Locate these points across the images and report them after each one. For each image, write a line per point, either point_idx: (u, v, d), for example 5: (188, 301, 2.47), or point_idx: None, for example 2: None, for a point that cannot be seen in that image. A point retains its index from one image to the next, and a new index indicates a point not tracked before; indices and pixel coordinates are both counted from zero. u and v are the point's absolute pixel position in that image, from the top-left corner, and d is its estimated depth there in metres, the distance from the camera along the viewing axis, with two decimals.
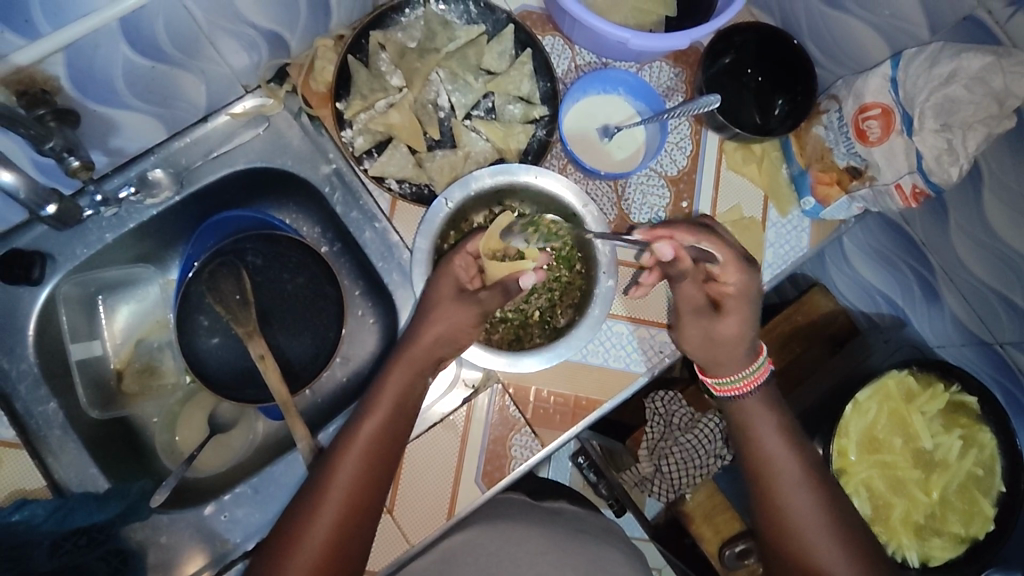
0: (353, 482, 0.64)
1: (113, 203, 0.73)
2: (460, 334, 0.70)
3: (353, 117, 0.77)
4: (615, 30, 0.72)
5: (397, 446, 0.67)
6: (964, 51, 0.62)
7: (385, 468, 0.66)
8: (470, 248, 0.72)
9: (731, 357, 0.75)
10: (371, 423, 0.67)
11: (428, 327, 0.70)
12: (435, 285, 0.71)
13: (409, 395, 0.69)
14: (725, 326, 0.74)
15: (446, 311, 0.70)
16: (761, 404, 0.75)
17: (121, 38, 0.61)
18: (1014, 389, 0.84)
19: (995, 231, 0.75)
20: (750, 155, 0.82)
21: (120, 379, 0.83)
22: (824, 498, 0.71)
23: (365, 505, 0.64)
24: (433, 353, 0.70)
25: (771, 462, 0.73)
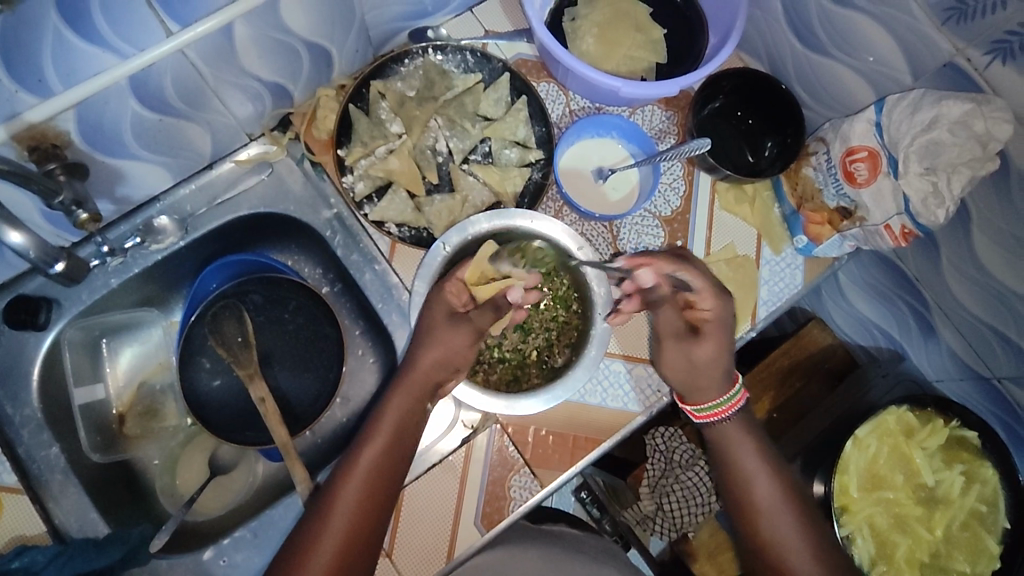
0: (352, 514, 0.64)
1: (119, 253, 0.76)
2: (456, 355, 0.71)
3: (353, 163, 0.79)
4: (607, 79, 0.75)
5: (397, 475, 0.67)
6: (944, 99, 0.64)
7: (385, 499, 0.66)
8: (462, 275, 0.72)
9: (707, 385, 0.76)
10: (371, 452, 0.67)
11: (424, 352, 0.70)
12: (428, 311, 0.72)
13: (408, 422, 0.69)
14: (699, 348, 0.74)
15: (441, 336, 0.71)
16: (735, 429, 0.76)
17: (130, 95, 0.63)
18: (1011, 421, 0.85)
19: (988, 268, 0.75)
20: (742, 195, 0.84)
21: (121, 422, 0.84)
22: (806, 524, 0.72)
23: (365, 538, 0.65)
24: (432, 378, 0.70)
25: (756, 488, 0.73)
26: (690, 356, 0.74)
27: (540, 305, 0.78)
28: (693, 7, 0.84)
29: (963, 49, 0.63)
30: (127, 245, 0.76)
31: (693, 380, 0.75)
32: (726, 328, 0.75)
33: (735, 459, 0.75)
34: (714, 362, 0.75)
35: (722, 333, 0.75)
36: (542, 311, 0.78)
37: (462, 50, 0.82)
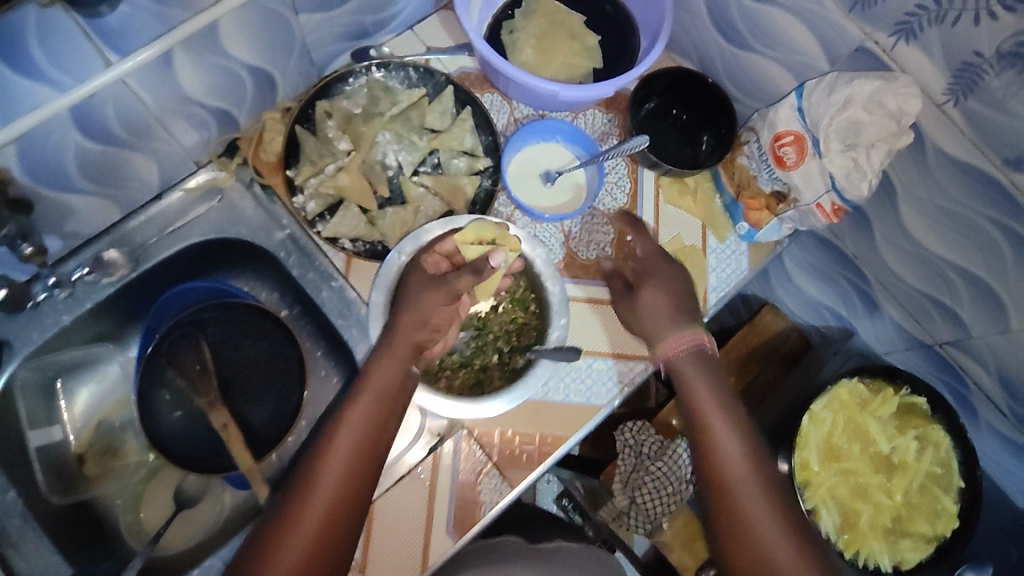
0: (342, 473, 0.60)
1: (67, 284, 0.76)
2: (434, 315, 0.71)
3: (303, 182, 0.80)
4: (545, 84, 0.77)
5: (385, 434, 0.64)
6: (855, 79, 0.67)
7: (374, 459, 0.63)
8: (441, 247, 0.75)
9: (657, 330, 0.74)
10: (356, 410, 0.64)
11: (403, 310, 0.70)
12: (408, 278, 0.73)
13: (393, 381, 0.67)
14: (666, 333, 0.73)
15: (418, 295, 0.71)
16: (708, 402, 0.68)
17: (72, 126, 0.63)
18: (957, 384, 0.90)
19: (917, 239, 0.79)
20: (684, 188, 0.87)
21: (81, 462, 0.82)
22: (782, 519, 0.61)
23: (355, 499, 0.60)
24: (415, 337, 0.69)
25: (728, 480, 0.63)
26: (664, 345, 0.73)
27: (498, 307, 0.79)
28: (623, 13, 0.89)
29: (871, 33, 0.67)
30: (74, 277, 0.76)
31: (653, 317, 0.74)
32: (664, 332, 0.73)
33: (687, 381, 0.70)
34: (684, 350, 0.71)
35: (679, 332, 0.73)
36: (500, 312, 0.79)
37: (405, 67, 0.84)
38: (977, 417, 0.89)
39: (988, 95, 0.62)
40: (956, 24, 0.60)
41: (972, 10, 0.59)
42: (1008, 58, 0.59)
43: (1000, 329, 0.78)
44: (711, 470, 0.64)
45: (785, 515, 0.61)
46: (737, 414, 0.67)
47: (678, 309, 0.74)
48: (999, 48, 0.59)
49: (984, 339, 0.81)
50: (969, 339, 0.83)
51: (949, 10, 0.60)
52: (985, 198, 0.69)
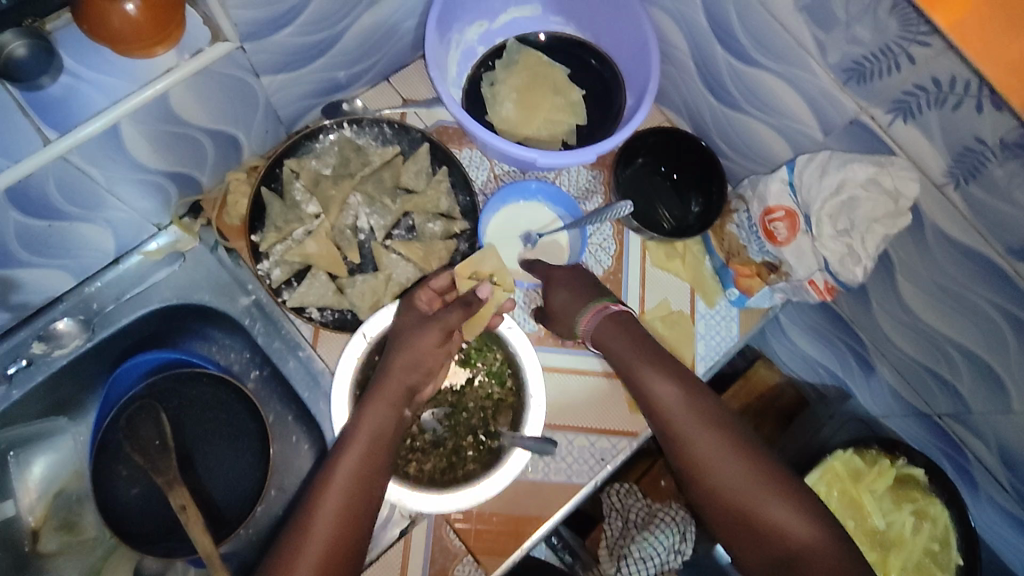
0: (334, 522, 0.60)
1: (3, 380, 0.72)
2: (427, 358, 0.67)
3: (268, 248, 0.76)
4: (521, 150, 0.73)
5: (378, 482, 0.63)
6: (849, 162, 0.64)
7: (369, 504, 0.62)
8: (435, 284, 0.72)
9: (575, 304, 0.72)
10: (349, 458, 0.62)
11: (394, 355, 0.66)
12: (400, 318, 0.69)
13: (385, 428, 0.64)
14: (618, 348, 0.69)
15: (409, 338, 0.67)
16: (653, 369, 0.67)
17: (9, 206, 0.59)
18: (957, 457, 0.85)
19: (915, 313, 0.75)
20: (672, 251, 0.83)
21: (35, 539, 0.78)
22: (781, 490, 0.62)
23: (350, 549, 0.60)
24: (405, 382, 0.66)
25: (722, 477, 0.62)
26: (624, 359, 0.69)
27: (474, 380, 0.75)
28: (609, 66, 0.85)
29: (866, 107, 0.63)
30: (10, 371, 0.72)
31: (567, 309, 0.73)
32: (627, 356, 0.68)
33: (643, 386, 0.67)
34: (638, 357, 0.68)
35: (629, 339, 0.69)
36: (476, 387, 0.75)
37: (378, 123, 0.80)
38: (977, 490, 0.85)
39: (991, 182, 0.58)
40: (957, 109, 0.56)
41: (974, 97, 0.54)
42: (1012, 149, 0.55)
43: (1002, 409, 0.74)
44: (699, 470, 0.63)
45: (785, 487, 0.62)
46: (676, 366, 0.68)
47: (591, 305, 0.72)
48: (1003, 137, 0.55)
49: (985, 417, 0.77)
50: (969, 415, 0.79)
51: (949, 94, 0.56)
52: (988, 281, 0.65)
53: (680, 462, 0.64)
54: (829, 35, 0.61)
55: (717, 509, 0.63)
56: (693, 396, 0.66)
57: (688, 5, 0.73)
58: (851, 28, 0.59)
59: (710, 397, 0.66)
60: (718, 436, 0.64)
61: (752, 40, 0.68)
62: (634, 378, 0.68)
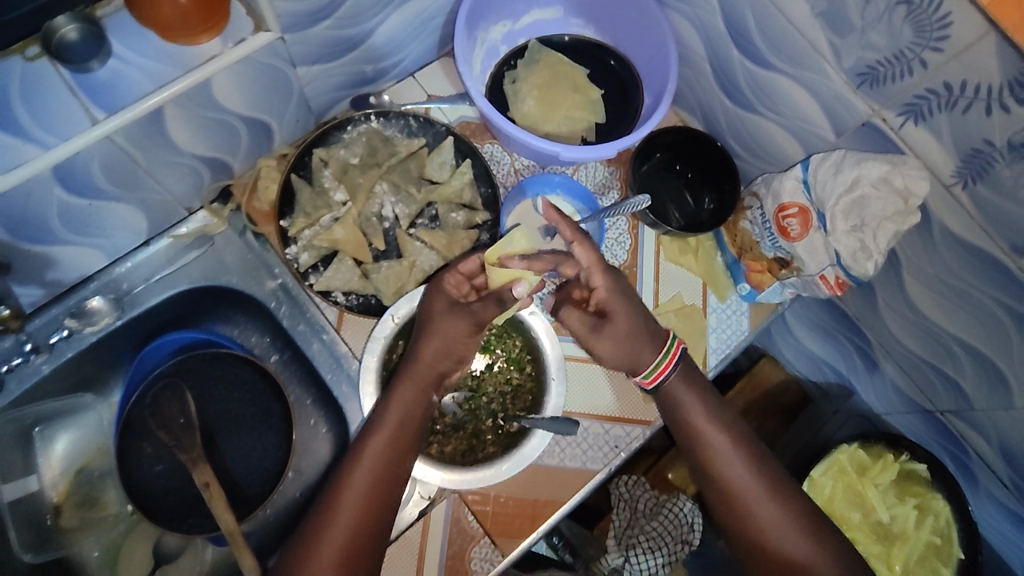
0: (361, 502, 0.62)
1: (45, 348, 0.74)
2: (456, 347, 0.69)
3: (297, 233, 0.78)
4: (546, 144, 0.76)
5: (403, 465, 0.65)
6: (864, 160, 0.67)
7: (393, 486, 0.64)
8: (464, 267, 0.72)
9: (632, 358, 0.70)
10: (378, 440, 0.65)
11: (425, 343, 0.68)
12: (430, 304, 0.71)
13: (412, 413, 0.67)
14: (677, 397, 0.71)
15: (440, 325, 0.69)
16: (684, 390, 0.71)
17: (55, 183, 0.60)
18: (957, 452, 0.88)
19: (922, 311, 0.78)
20: (685, 246, 0.86)
21: (57, 515, 0.79)
22: (812, 533, 0.66)
23: (375, 530, 0.62)
24: (435, 369, 0.68)
25: (761, 520, 0.66)
26: (680, 404, 0.71)
27: (493, 367, 0.78)
28: (627, 67, 0.88)
29: (878, 110, 0.66)
30: (52, 341, 0.74)
31: (618, 357, 0.70)
32: (680, 397, 0.70)
33: (680, 407, 0.71)
34: (693, 405, 0.70)
35: (686, 393, 0.71)
36: (495, 372, 0.77)
37: (404, 116, 0.83)
38: (978, 486, 0.88)
39: (998, 182, 0.61)
40: (967, 111, 0.59)
41: (984, 100, 0.57)
42: (1019, 150, 0.58)
43: (1004, 405, 0.76)
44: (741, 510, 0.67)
45: (815, 531, 0.66)
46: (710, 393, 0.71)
47: (664, 353, 0.70)
48: (1011, 138, 0.58)
49: (987, 413, 0.79)
50: (971, 411, 0.81)
51: (960, 97, 0.59)
52: (991, 278, 0.68)
53: (723, 501, 0.68)
54: (844, 40, 0.64)
55: (749, 549, 0.67)
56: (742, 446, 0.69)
57: (706, 10, 0.76)
58: (867, 34, 0.62)
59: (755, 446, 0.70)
60: (761, 480, 0.68)
61: (769, 44, 0.71)
62: (684, 421, 0.70)
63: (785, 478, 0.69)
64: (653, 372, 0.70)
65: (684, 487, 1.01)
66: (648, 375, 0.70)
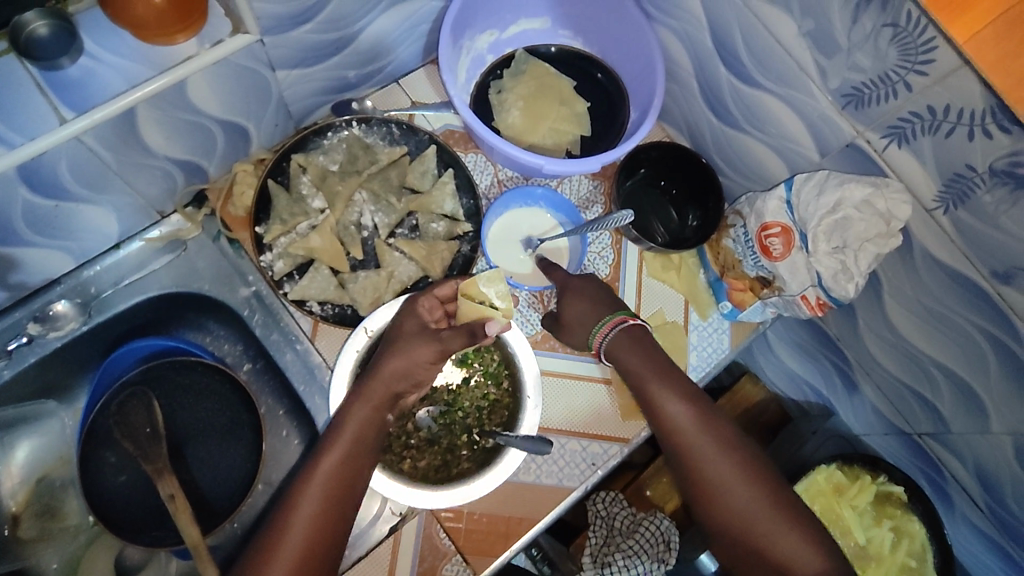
0: (309, 526, 0.60)
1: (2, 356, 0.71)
2: (417, 369, 0.65)
3: (273, 240, 0.76)
4: (528, 157, 0.75)
5: (355, 485, 0.63)
6: (847, 182, 0.66)
7: (345, 508, 0.62)
8: (439, 292, 0.71)
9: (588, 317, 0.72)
10: (329, 461, 0.62)
11: (386, 360, 0.65)
12: (399, 324, 0.68)
13: (367, 433, 0.64)
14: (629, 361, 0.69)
15: (405, 345, 0.66)
16: (629, 344, 0.70)
17: (19, 184, 0.59)
18: (934, 475, 0.88)
19: (901, 333, 0.77)
20: (668, 263, 0.86)
21: (15, 525, 0.77)
22: (769, 495, 0.64)
23: (323, 554, 0.60)
24: (393, 389, 0.65)
25: (718, 480, 0.64)
26: (619, 357, 0.70)
27: (471, 381, 0.76)
28: (615, 82, 0.88)
29: (862, 131, 0.66)
30: (9, 347, 0.71)
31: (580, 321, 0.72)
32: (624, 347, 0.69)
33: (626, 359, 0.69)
34: (642, 368, 0.68)
35: (629, 345, 0.70)
36: (472, 387, 0.76)
37: (387, 123, 0.81)
38: (954, 509, 0.88)
39: (980, 209, 0.60)
40: (950, 136, 0.59)
41: (967, 125, 0.57)
42: (1001, 176, 0.57)
43: (981, 430, 0.76)
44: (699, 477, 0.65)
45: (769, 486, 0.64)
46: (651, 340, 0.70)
47: (603, 322, 0.71)
48: (992, 164, 0.57)
49: (964, 437, 0.79)
50: (948, 434, 0.81)
51: (943, 122, 0.59)
52: (971, 304, 0.67)
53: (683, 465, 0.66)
54: (830, 60, 0.63)
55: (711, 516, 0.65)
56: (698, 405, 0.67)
57: (693, 25, 0.75)
58: (852, 55, 0.61)
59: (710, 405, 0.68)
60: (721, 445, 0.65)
61: (755, 62, 0.70)
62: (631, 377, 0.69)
63: (740, 437, 0.67)
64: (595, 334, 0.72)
65: (663, 504, 1.00)
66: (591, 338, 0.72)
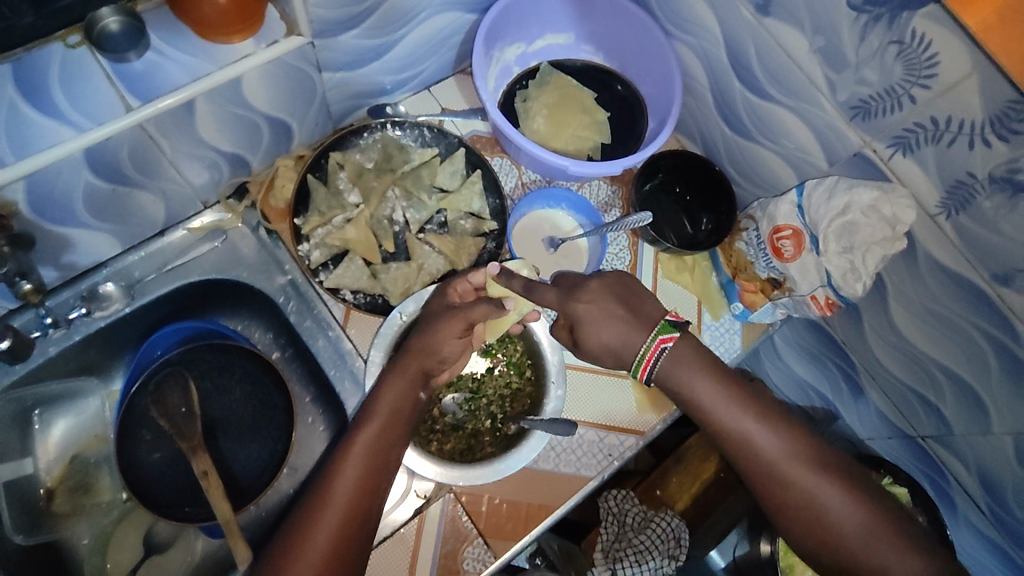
0: (353, 489, 0.62)
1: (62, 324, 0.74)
2: (444, 346, 0.70)
3: (310, 231, 0.80)
4: (555, 158, 0.80)
5: (393, 453, 0.66)
6: (855, 186, 0.71)
7: (383, 475, 0.64)
8: (472, 276, 0.75)
9: (624, 341, 0.67)
10: (370, 430, 0.65)
11: (418, 335, 0.71)
12: (430, 305, 0.75)
13: (402, 405, 0.68)
14: (685, 382, 0.67)
15: (434, 322, 0.71)
16: (678, 361, 0.68)
17: (84, 166, 0.63)
18: (937, 478, 0.91)
19: (905, 336, 0.81)
20: (682, 265, 0.90)
21: (50, 499, 0.80)
22: (855, 494, 0.64)
23: (365, 515, 0.62)
24: (424, 365, 0.70)
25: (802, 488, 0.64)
26: (671, 376, 0.68)
27: (495, 370, 0.80)
28: (634, 95, 0.93)
29: (869, 141, 0.70)
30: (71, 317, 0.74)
31: (615, 340, 0.68)
32: (676, 365, 0.68)
33: (680, 378, 0.67)
34: (697, 384, 0.67)
35: (680, 362, 0.68)
36: (496, 376, 0.80)
37: (419, 126, 0.85)
38: (956, 512, 0.91)
39: (980, 214, 0.65)
40: (951, 145, 0.63)
41: (967, 135, 0.62)
42: (999, 182, 0.62)
43: (981, 431, 0.79)
44: (771, 479, 0.65)
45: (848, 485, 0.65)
46: (701, 352, 0.69)
47: (648, 347, 0.67)
48: (991, 172, 0.62)
49: (965, 438, 0.82)
50: (951, 436, 0.84)
51: (945, 132, 0.63)
52: (973, 306, 0.71)
53: (762, 483, 0.66)
54: (840, 75, 0.68)
55: (793, 517, 0.65)
56: (766, 417, 0.67)
57: (710, 41, 0.80)
58: (861, 70, 0.66)
59: (781, 415, 0.68)
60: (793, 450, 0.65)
61: (769, 76, 0.75)
62: (687, 395, 0.68)
63: (811, 441, 0.67)
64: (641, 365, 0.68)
65: (672, 504, 1.01)
66: (637, 370, 0.68)
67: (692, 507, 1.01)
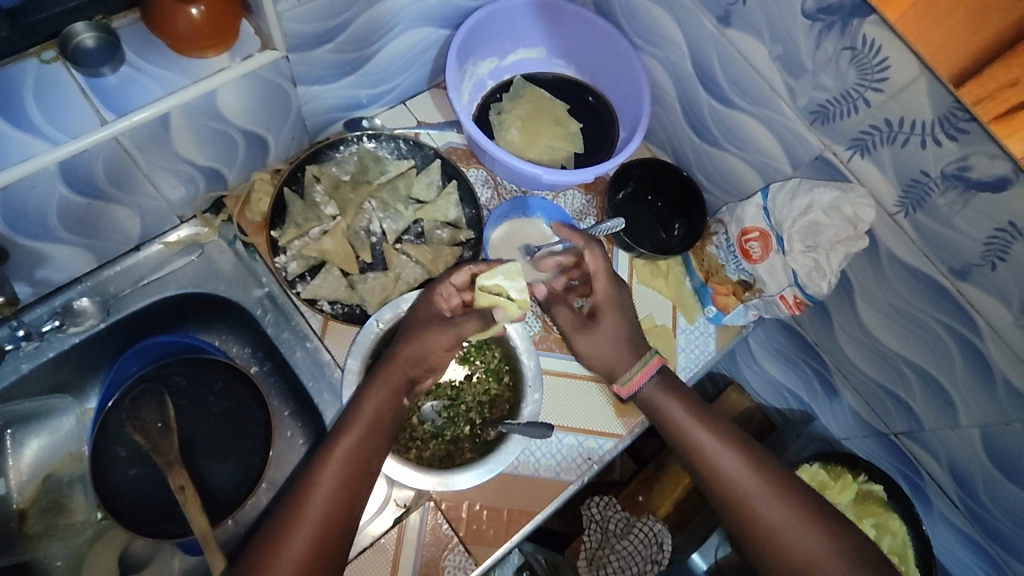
0: (330, 500, 0.62)
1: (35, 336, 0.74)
2: (432, 355, 0.70)
3: (287, 243, 0.81)
4: (528, 166, 0.82)
5: (374, 460, 0.66)
6: (816, 187, 0.73)
7: (362, 483, 0.64)
8: (455, 280, 0.74)
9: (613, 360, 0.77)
10: (352, 438, 0.65)
11: (403, 344, 0.70)
12: (417, 310, 0.73)
13: (384, 414, 0.68)
14: (665, 410, 0.74)
15: (422, 331, 0.70)
16: (663, 387, 0.75)
17: (59, 180, 0.63)
18: (912, 474, 0.93)
19: (872, 332, 0.83)
20: (656, 270, 0.92)
21: (22, 520, 0.78)
22: (815, 524, 0.68)
23: (342, 523, 0.62)
24: (409, 374, 0.70)
25: (766, 517, 0.68)
26: (654, 402, 0.74)
27: (473, 377, 0.81)
28: (605, 106, 0.96)
29: (829, 144, 0.73)
30: (44, 329, 0.74)
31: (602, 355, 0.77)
32: (659, 393, 0.74)
33: (663, 405, 0.74)
34: (678, 413, 0.73)
35: (663, 392, 0.74)
36: (475, 383, 0.81)
37: (395, 139, 0.87)
38: (931, 508, 0.93)
39: (935, 210, 0.67)
40: (905, 145, 0.66)
41: (919, 135, 0.64)
42: (951, 179, 0.64)
43: (950, 425, 0.81)
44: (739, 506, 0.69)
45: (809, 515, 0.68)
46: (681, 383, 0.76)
47: (641, 363, 0.75)
48: (943, 169, 0.64)
49: (935, 433, 0.84)
50: (922, 432, 0.86)
51: (899, 133, 0.66)
52: (935, 302, 0.73)
53: (732, 511, 0.69)
54: (798, 81, 0.71)
55: (757, 546, 0.68)
56: (737, 447, 0.72)
57: (675, 53, 0.83)
58: (817, 76, 0.69)
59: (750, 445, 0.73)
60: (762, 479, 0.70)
61: (731, 84, 0.78)
62: (667, 423, 0.74)
63: (780, 471, 0.71)
64: (630, 379, 0.75)
65: (655, 509, 1.02)
66: (626, 383, 0.75)
67: (675, 513, 1.01)
